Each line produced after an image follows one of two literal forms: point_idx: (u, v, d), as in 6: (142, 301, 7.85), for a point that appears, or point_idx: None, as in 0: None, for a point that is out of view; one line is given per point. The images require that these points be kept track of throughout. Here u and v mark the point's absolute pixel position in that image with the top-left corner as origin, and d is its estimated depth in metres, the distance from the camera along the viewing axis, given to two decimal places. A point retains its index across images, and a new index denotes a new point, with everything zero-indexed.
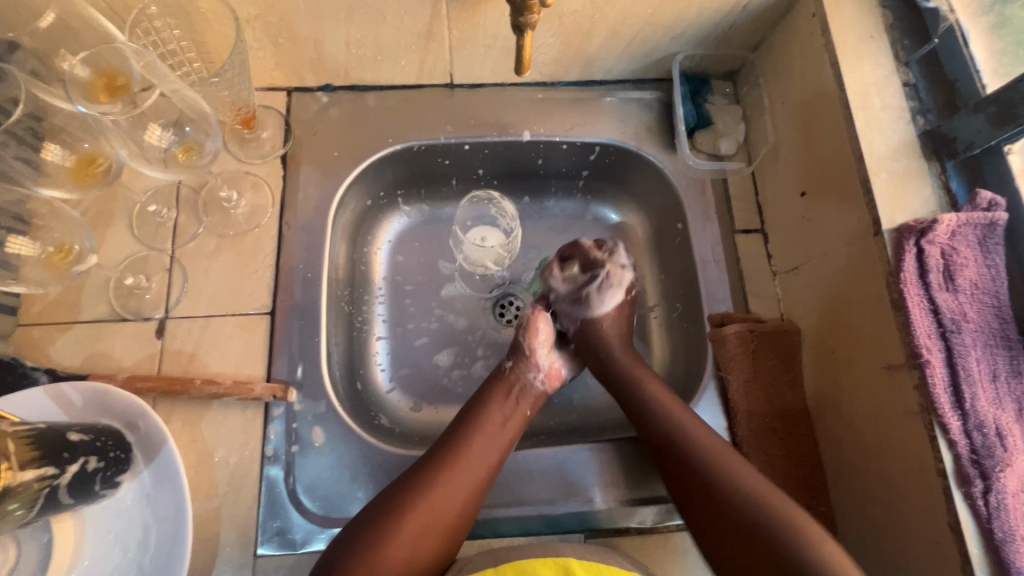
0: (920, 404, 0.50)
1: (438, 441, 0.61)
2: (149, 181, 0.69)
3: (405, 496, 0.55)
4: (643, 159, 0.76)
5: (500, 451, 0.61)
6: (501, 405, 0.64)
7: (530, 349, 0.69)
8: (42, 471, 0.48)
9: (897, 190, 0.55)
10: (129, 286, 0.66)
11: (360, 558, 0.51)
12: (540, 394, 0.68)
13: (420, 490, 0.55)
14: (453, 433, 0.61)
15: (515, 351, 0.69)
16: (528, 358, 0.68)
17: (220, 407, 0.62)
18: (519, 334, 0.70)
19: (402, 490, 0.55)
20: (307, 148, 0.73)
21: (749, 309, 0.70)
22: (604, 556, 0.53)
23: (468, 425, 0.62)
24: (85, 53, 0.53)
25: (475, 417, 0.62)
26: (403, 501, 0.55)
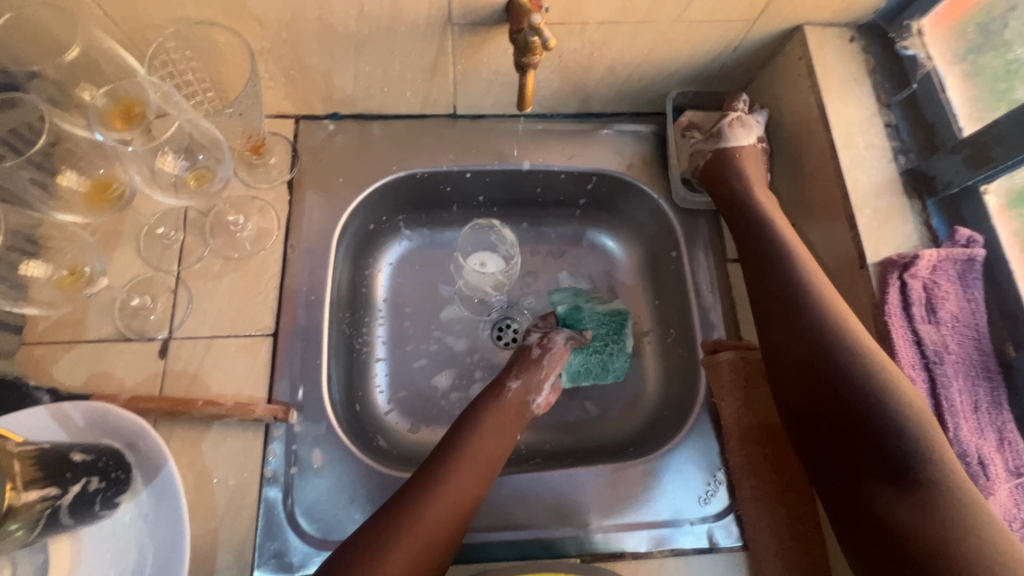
0: None
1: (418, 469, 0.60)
2: (158, 204, 0.71)
3: (396, 515, 0.55)
4: (638, 188, 0.79)
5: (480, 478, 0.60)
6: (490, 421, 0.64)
7: (544, 375, 0.69)
8: (44, 492, 0.52)
9: (881, 225, 0.58)
10: (135, 306, 0.67)
11: None
12: (527, 416, 0.68)
13: (410, 511, 0.55)
14: (435, 459, 0.60)
15: (529, 372, 0.69)
16: (540, 381, 0.69)
17: (221, 427, 0.63)
18: (538, 351, 0.71)
19: (391, 513, 0.56)
20: (313, 174, 0.75)
21: (741, 336, 0.72)
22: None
23: (450, 450, 0.61)
24: (107, 86, 0.55)
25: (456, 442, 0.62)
26: (394, 520, 0.55)
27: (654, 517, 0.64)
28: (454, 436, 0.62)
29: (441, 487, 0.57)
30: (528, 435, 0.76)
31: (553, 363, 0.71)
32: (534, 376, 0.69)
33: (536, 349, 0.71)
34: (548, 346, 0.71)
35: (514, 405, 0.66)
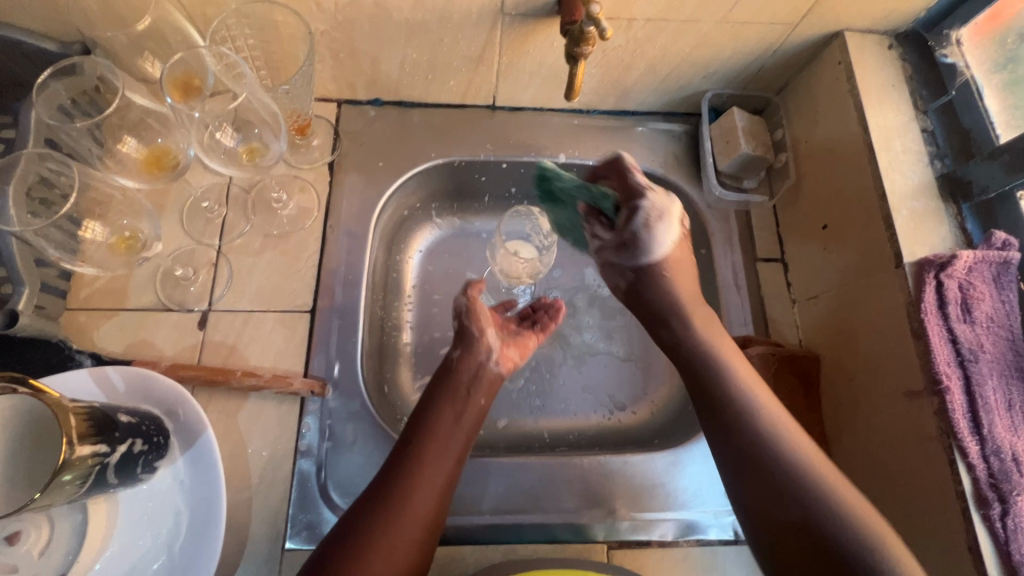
0: (939, 428, 0.52)
1: (375, 482, 0.56)
2: (202, 179, 0.72)
3: (377, 498, 0.55)
4: (670, 186, 0.81)
5: (447, 477, 0.58)
6: (456, 402, 0.63)
7: (477, 333, 0.68)
8: (96, 447, 0.48)
9: (918, 226, 0.59)
10: (177, 276, 0.68)
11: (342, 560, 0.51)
12: (493, 377, 0.67)
13: (390, 495, 0.55)
14: (410, 439, 0.59)
15: (460, 341, 0.68)
16: (476, 341, 0.67)
17: (257, 399, 0.64)
18: (463, 322, 0.69)
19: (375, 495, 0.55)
20: (354, 157, 0.76)
21: (769, 333, 0.73)
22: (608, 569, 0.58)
23: (406, 459, 0.57)
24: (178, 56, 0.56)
25: (411, 450, 0.58)
26: (377, 503, 0.55)
27: (677, 507, 0.65)
28: (409, 444, 0.59)
29: (411, 502, 0.55)
30: (551, 425, 0.79)
31: (480, 324, 0.69)
32: (475, 343, 0.67)
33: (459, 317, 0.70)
34: (463, 308, 0.70)
35: (467, 375, 0.65)
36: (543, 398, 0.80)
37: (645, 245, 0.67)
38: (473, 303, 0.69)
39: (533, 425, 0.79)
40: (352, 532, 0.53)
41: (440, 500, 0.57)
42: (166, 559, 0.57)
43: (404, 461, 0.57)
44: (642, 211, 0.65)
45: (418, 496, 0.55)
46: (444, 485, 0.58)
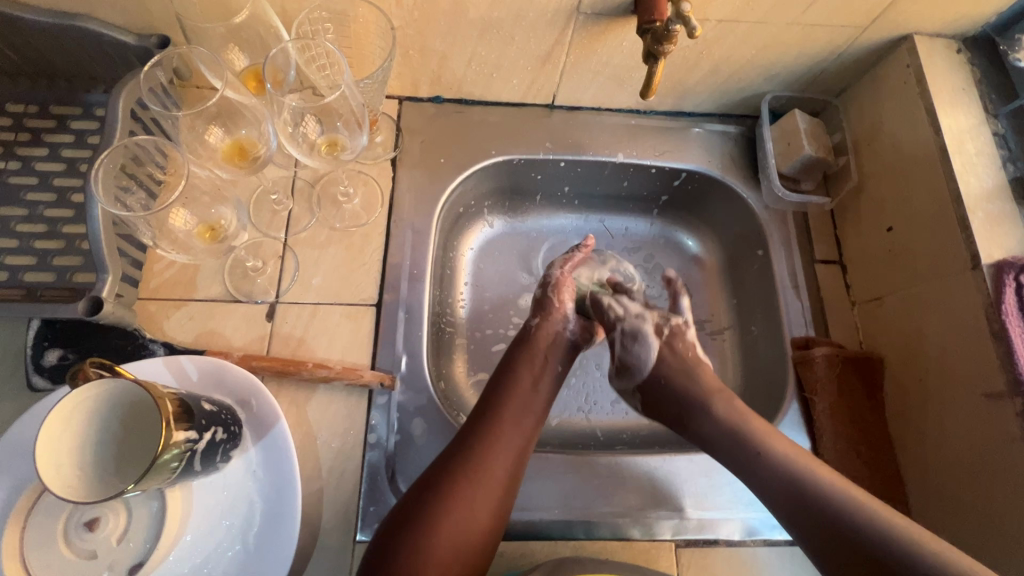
0: (1023, 430, 0.52)
1: (457, 437, 0.61)
2: (269, 171, 0.73)
3: (461, 456, 0.58)
4: (725, 187, 0.81)
5: (524, 437, 0.62)
6: (531, 367, 0.67)
7: (558, 305, 0.72)
8: (187, 433, 0.49)
9: (994, 229, 0.59)
10: (246, 268, 0.68)
11: (427, 511, 0.55)
12: (570, 347, 0.71)
13: (472, 453, 0.58)
14: (490, 403, 0.63)
15: (542, 310, 0.71)
16: (556, 313, 0.71)
17: (326, 390, 0.64)
18: (545, 291, 0.73)
19: (458, 452, 0.59)
20: (416, 153, 0.77)
21: (829, 335, 0.73)
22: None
23: (487, 417, 0.62)
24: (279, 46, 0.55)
25: (490, 410, 0.62)
26: (461, 459, 0.58)
27: (743, 506, 0.64)
28: (489, 409, 0.62)
29: (490, 456, 0.59)
30: (604, 424, 0.79)
31: (565, 299, 0.72)
32: (553, 312, 0.71)
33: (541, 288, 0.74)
34: (549, 281, 0.74)
35: (544, 341, 0.69)
36: (596, 397, 0.81)
37: (642, 355, 0.70)
38: (560, 278, 0.74)
39: (585, 423, 0.79)
40: (436, 480, 0.57)
41: (516, 459, 0.60)
42: (239, 550, 0.57)
43: (485, 419, 0.62)
44: (653, 325, 0.71)
45: (497, 451, 0.59)
46: (521, 445, 0.61)
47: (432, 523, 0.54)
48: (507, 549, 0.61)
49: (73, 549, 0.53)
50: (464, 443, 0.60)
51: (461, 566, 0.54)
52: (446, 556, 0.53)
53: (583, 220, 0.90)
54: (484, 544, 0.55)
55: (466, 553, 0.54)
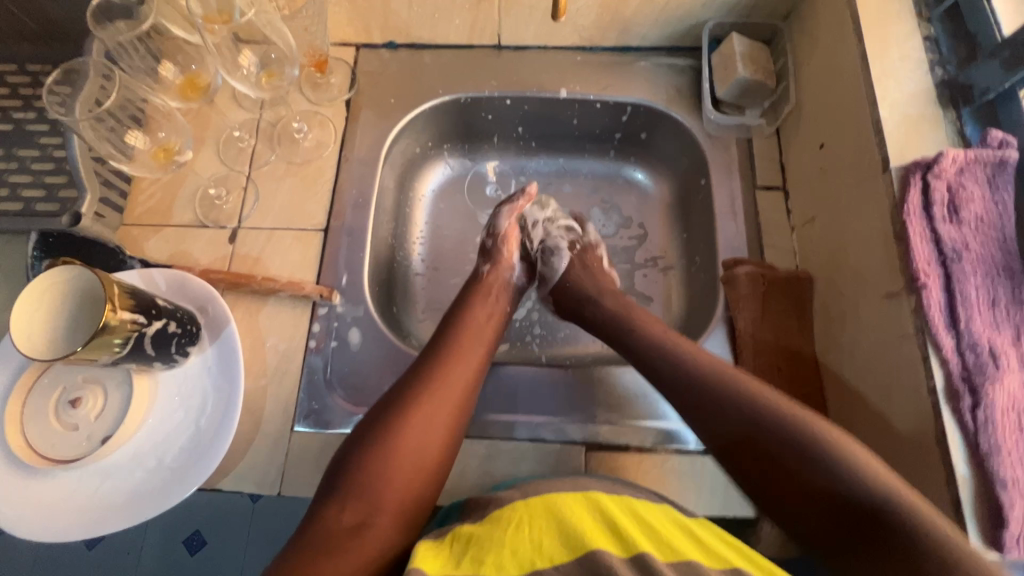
0: (915, 326, 0.51)
1: (409, 371, 0.62)
2: (237, 114, 0.81)
3: (414, 380, 0.61)
4: (671, 119, 0.82)
5: (476, 367, 0.64)
6: (484, 304, 0.71)
7: (507, 255, 0.76)
8: (135, 316, 0.57)
9: (909, 132, 0.57)
10: (212, 198, 0.77)
11: (382, 431, 0.57)
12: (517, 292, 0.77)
13: (427, 377, 0.61)
14: (442, 335, 0.66)
15: (493, 258, 0.76)
16: (504, 262, 0.76)
17: (276, 302, 0.72)
18: (497, 243, 0.77)
19: (412, 378, 0.61)
20: (369, 95, 0.83)
21: (765, 258, 0.73)
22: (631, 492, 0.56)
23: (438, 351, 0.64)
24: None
25: (441, 346, 0.65)
26: (415, 383, 0.60)
27: (656, 417, 0.68)
28: (442, 339, 0.66)
29: (442, 384, 0.61)
30: (547, 349, 0.84)
31: (510, 250, 0.77)
32: (502, 260, 0.76)
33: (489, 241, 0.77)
34: (498, 232, 0.77)
35: (493, 286, 0.73)
36: (544, 327, 0.85)
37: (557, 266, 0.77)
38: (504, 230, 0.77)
39: (534, 350, 0.84)
40: (391, 409, 0.58)
41: (470, 382, 0.63)
42: (194, 432, 0.65)
43: (436, 354, 0.64)
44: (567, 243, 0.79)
45: (449, 381, 0.61)
46: (473, 376, 0.63)
47: (387, 441, 0.56)
48: None
49: (61, 421, 0.63)
50: (417, 373, 0.62)
51: (420, 486, 0.56)
52: (406, 476, 0.55)
53: (539, 162, 0.92)
54: (439, 464, 0.58)
55: (424, 471, 0.56)
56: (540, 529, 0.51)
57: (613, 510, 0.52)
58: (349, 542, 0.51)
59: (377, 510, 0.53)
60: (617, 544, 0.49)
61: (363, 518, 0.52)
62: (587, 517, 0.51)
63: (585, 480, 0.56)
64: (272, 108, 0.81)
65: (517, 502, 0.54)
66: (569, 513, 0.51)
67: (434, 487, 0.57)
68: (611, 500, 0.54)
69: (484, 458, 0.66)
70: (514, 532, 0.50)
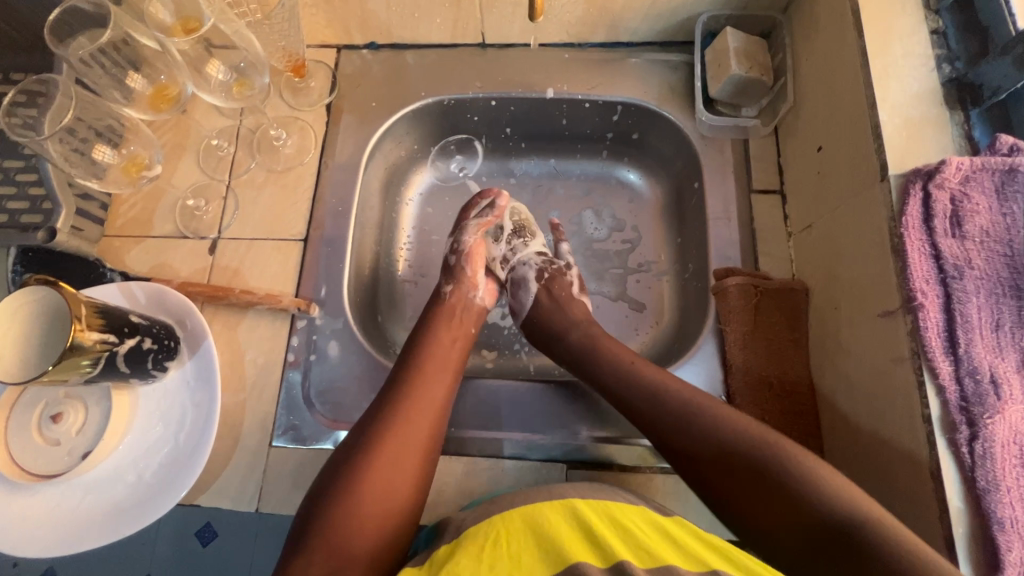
0: (910, 349, 0.48)
1: (372, 409, 0.60)
2: (217, 121, 0.80)
3: (381, 415, 0.59)
4: (663, 118, 0.78)
5: (444, 397, 0.63)
6: (448, 329, 0.69)
7: (471, 275, 0.74)
8: (104, 335, 0.56)
9: (911, 137, 0.53)
10: (192, 208, 0.76)
11: (351, 472, 0.55)
12: (482, 311, 0.74)
13: (393, 411, 0.59)
14: (405, 364, 0.64)
15: (454, 277, 0.73)
16: (466, 279, 0.73)
17: (255, 314, 0.71)
18: (458, 260, 0.75)
19: (378, 413, 0.60)
20: (350, 98, 0.81)
21: (759, 267, 0.69)
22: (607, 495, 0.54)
23: (401, 384, 0.62)
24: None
25: (403, 379, 0.62)
26: (382, 418, 0.59)
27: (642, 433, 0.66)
28: (406, 368, 0.64)
29: (407, 420, 0.59)
30: (534, 358, 0.82)
31: (474, 269, 0.74)
32: (466, 279, 0.73)
33: (451, 258, 0.75)
34: (461, 249, 0.75)
35: (456, 309, 0.71)
36: None
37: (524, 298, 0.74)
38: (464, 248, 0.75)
39: (522, 360, 0.82)
40: (358, 449, 0.57)
41: (438, 412, 0.61)
42: (173, 446, 0.65)
43: (398, 388, 0.62)
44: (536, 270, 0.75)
45: (416, 415, 0.60)
46: (440, 408, 0.62)
47: (358, 482, 0.54)
48: None
49: (42, 436, 0.64)
50: (382, 408, 0.60)
51: (392, 529, 0.54)
52: (376, 521, 0.54)
53: (530, 163, 0.89)
54: (412, 500, 0.57)
55: (396, 510, 0.55)
56: (520, 540, 0.49)
57: (592, 518, 0.50)
58: None
59: (352, 556, 0.51)
60: (595, 552, 0.47)
61: (335, 570, 0.50)
62: (567, 526, 0.50)
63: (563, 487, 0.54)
64: (253, 114, 0.80)
65: (494, 516, 0.52)
66: (549, 524, 0.50)
67: (407, 528, 0.56)
68: (585, 506, 0.52)
69: (462, 475, 0.65)
70: (493, 545, 0.48)
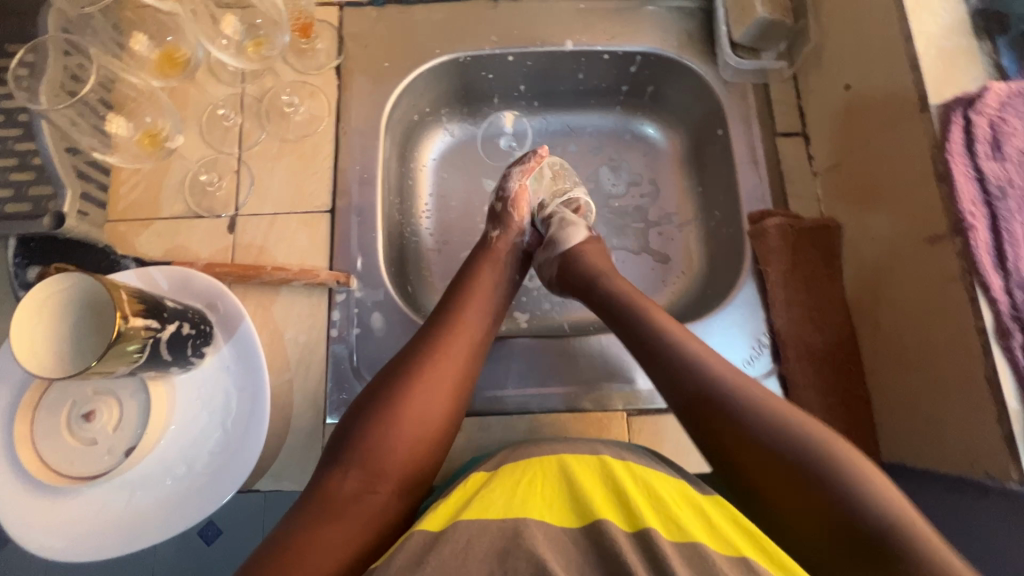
0: (961, 267, 0.51)
1: (415, 338, 0.60)
2: (218, 89, 0.74)
3: (422, 345, 0.59)
4: (682, 67, 0.78)
5: (482, 335, 0.62)
6: (493, 269, 0.69)
7: (517, 221, 0.74)
8: (148, 321, 0.53)
9: (947, 66, 0.55)
10: (203, 184, 0.71)
11: (389, 395, 0.55)
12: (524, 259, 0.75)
13: (436, 343, 0.59)
14: (446, 300, 0.64)
15: (501, 223, 0.73)
16: (513, 226, 0.73)
17: (289, 292, 0.68)
18: (504, 206, 0.74)
19: (420, 343, 0.59)
20: (359, 59, 0.76)
21: (789, 208, 0.72)
22: (648, 463, 0.54)
23: (441, 319, 0.62)
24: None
25: (449, 309, 0.63)
26: (423, 348, 0.59)
27: None
28: (446, 303, 0.64)
29: (447, 349, 0.59)
30: (569, 317, 0.81)
31: (520, 215, 0.74)
32: (510, 226, 0.73)
33: (498, 204, 0.74)
34: (507, 195, 0.74)
35: (503, 252, 0.71)
36: None
37: (572, 235, 0.71)
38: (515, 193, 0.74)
39: (556, 319, 0.81)
40: (399, 374, 0.57)
41: (477, 347, 0.61)
42: (222, 433, 0.62)
43: (442, 319, 0.62)
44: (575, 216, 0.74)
45: (456, 347, 0.59)
46: (479, 341, 0.62)
47: (394, 405, 0.54)
48: (466, 425, 0.66)
49: (76, 436, 0.59)
50: (424, 339, 0.60)
51: (424, 453, 0.55)
52: (409, 443, 0.54)
53: (545, 121, 0.87)
54: (445, 431, 0.56)
55: (429, 438, 0.55)
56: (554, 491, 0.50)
57: (626, 482, 0.50)
58: (354, 507, 0.50)
59: (381, 476, 0.52)
60: (622, 516, 0.47)
61: (366, 485, 0.51)
62: (597, 482, 0.50)
63: (596, 446, 0.55)
64: (256, 81, 0.75)
65: (531, 459, 0.54)
66: (579, 473, 0.51)
67: (438, 454, 0.56)
68: (624, 471, 0.52)
69: (525, 432, 0.66)
70: (524, 488, 0.50)
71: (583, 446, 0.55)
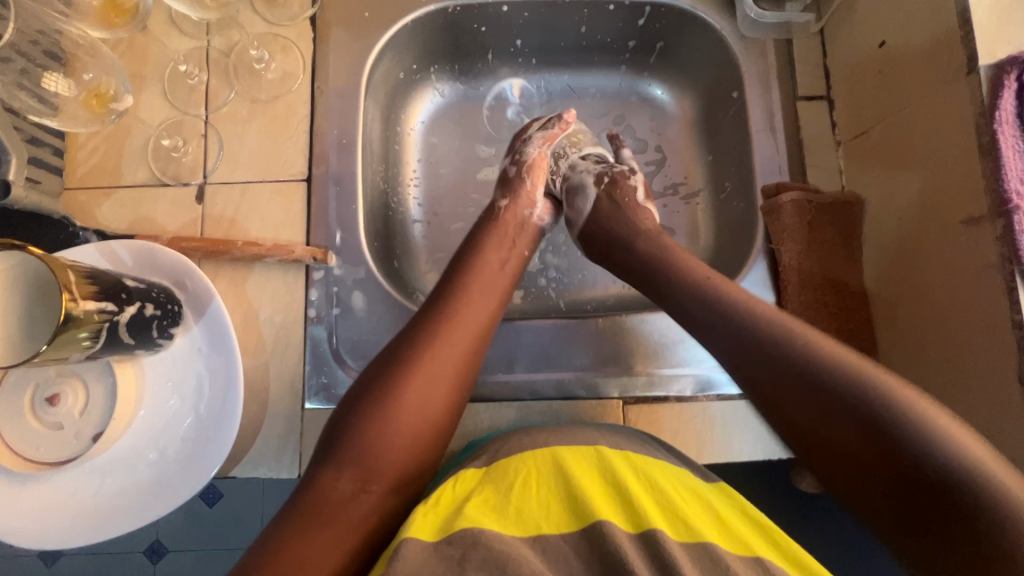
0: (1000, 254, 0.46)
1: (411, 324, 0.56)
2: (180, 41, 0.67)
3: (417, 334, 0.55)
4: (695, 19, 0.70)
5: (486, 321, 0.57)
6: (498, 250, 0.63)
7: (530, 189, 0.68)
8: (102, 304, 0.48)
9: (1001, 22, 0.48)
10: (167, 149, 0.65)
11: (382, 391, 0.51)
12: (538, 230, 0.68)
13: (433, 332, 0.55)
14: (446, 283, 0.59)
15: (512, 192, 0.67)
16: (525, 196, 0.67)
17: (263, 269, 0.63)
18: (518, 173, 0.69)
19: (417, 331, 0.55)
20: (336, 9, 0.69)
21: (807, 181, 0.66)
22: (648, 450, 0.50)
23: (438, 306, 0.57)
24: None
25: (448, 295, 0.58)
26: (418, 338, 0.54)
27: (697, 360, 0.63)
28: (446, 288, 0.59)
29: (446, 338, 0.54)
30: (566, 295, 0.76)
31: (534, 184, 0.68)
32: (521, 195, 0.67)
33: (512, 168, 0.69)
34: (523, 160, 0.69)
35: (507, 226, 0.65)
36: (560, 269, 0.77)
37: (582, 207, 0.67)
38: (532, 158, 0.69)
39: (551, 297, 0.76)
40: (393, 366, 0.53)
41: (479, 334, 0.56)
42: (195, 418, 0.59)
43: (439, 305, 0.57)
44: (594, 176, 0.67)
45: (455, 336, 0.55)
46: (481, 328, 0.57)
47: (388, 401, 0.51)
48: None
49: (40, 420, 0.56)
50: (420, 327, 0.55)
51: (422, 450, 0.51)
52: (407, 440, 0.50)
53: (544, 81, 0.80)
54: (444, 427, 0.53)
55: (428, 434, 0.51)
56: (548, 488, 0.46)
57: (626, 476, 0.47)
58: (345, 511, 0.47)
59: (375, 477, 0.49)
60: (624, 516, 0.44)
61: (358, 486, 0.48)
62: (595, 479, 0.47)
63: (592, 435, 0.51)
64: (222, 33, 0.68)
65: (524, 451, 0.49)
66: (575, 468, 0.47)
67: (439, 450, 0.52)
68: (623, 464, 0.48)
69: (515, 420, 0.62)
70: (515, 489, 0.46)
71: (579, 435, 0.51)
